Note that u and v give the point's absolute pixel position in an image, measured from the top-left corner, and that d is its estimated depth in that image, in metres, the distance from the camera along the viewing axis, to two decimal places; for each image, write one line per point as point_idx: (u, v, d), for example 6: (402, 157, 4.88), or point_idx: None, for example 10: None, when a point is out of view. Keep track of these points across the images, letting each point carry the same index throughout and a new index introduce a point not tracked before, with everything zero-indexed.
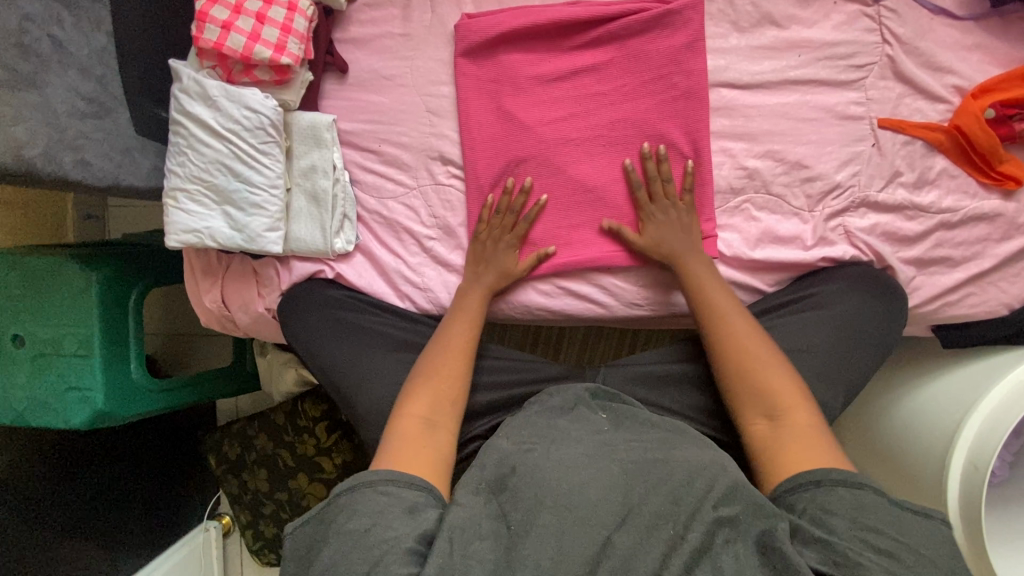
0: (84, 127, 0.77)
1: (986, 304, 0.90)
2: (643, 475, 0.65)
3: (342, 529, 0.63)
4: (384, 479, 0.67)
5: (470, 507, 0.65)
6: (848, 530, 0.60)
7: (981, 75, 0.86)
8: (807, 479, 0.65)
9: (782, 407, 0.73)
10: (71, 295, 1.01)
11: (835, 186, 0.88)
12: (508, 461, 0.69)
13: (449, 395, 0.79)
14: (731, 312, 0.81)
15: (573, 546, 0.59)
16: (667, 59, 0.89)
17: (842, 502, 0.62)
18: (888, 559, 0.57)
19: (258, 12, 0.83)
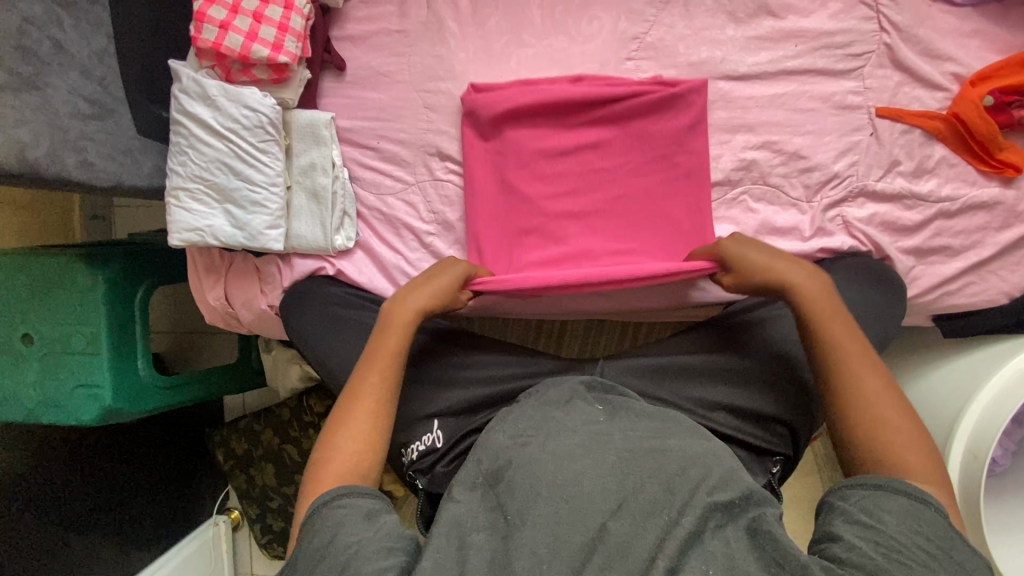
0: (86, 128, 0.78)
1: (986, 293, 0.90)
2: (640, 462, 0.63)
3: (307, 548, 0.61)
4: (336, 494, 0.66)
5: (465, 504, 0.64)
6: (899, 526, 0.57)
7: (980, 62, 0.85)
8: (869, 479, 0.62)
9: (915, 473, 0.62)
10: (79, 294, 1.02)
11: (832, 176, 0.88)
12: (504, 454, 0.67)
13: (355, 467, 0.70)
14: (857, 354, 0.70)
15: (571, 535, 0.58)
16: (670, 140, 0.89)
17: (898, 505, 0.59)
18: (928, 559, 0.55)
19: (255, 11, 0.84)
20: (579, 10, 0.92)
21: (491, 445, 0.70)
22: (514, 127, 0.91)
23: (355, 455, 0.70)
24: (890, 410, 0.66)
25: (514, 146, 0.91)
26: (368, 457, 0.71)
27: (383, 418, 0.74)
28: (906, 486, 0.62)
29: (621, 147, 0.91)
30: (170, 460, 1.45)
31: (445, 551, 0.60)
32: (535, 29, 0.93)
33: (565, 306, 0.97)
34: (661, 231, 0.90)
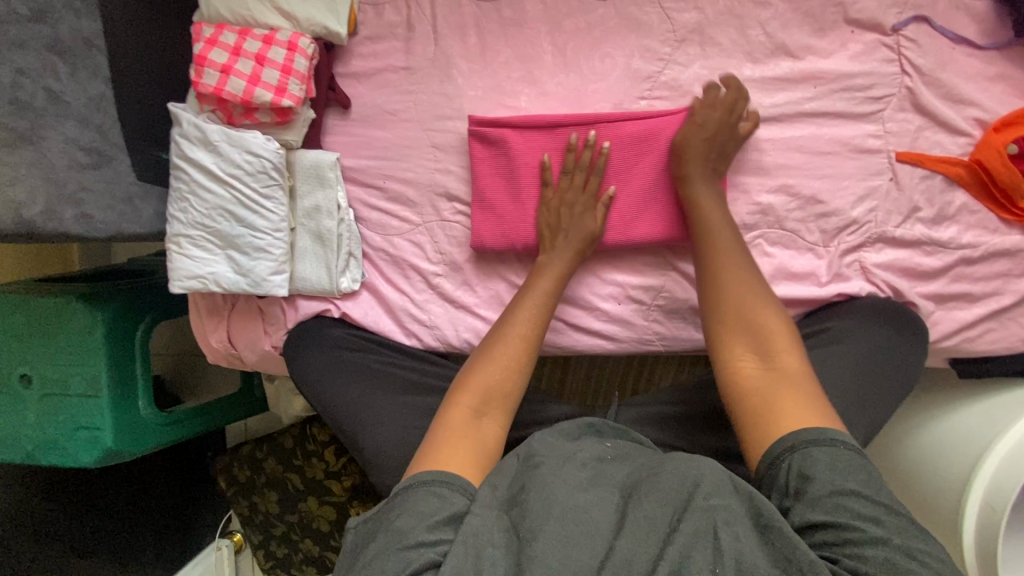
0: (84, 179, 0.76)
1: (1006, 339, 0.88)
2: (643, 483, 0.62)
3: (388, 525, 0.60)
4: (437, 480, 0.63)
5: (483, 517, 0.60)
6: (829, 498, 0.57)
7: (1004, 106, 0.83)
8: (781, 449, 0.61)
9: (769, 343, 0.70)
10: (78, 335, 1.00)
11: (851, 222, 0.86)
12: (517, 480, 0.65)
13: (502, 384, 0.75)
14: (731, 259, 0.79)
15: (580, 556, 0.56)
16: (671, 140, 0.86)
17: (821, 464, 0.58)
18: (877, 527, 0.55)
19: (258, 53, 0.81)
20: (591, 47, 0.89)
21: (503, 465, 0.68)
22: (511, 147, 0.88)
23: (506, 381, 0.75)
24: (751, 294, 0.75)
25: (510, 162, 0.89)
26: (513, 385, 0.76)
27: (530, 354, 0.79)
28: (762, 355, 0.70)
29: (640, 169, 0.87)
30: (174, 489, 1.42)
31: (463, 560, 0.56)
32: (545, 67, 0.90)
33: (577, 350, 0.94)
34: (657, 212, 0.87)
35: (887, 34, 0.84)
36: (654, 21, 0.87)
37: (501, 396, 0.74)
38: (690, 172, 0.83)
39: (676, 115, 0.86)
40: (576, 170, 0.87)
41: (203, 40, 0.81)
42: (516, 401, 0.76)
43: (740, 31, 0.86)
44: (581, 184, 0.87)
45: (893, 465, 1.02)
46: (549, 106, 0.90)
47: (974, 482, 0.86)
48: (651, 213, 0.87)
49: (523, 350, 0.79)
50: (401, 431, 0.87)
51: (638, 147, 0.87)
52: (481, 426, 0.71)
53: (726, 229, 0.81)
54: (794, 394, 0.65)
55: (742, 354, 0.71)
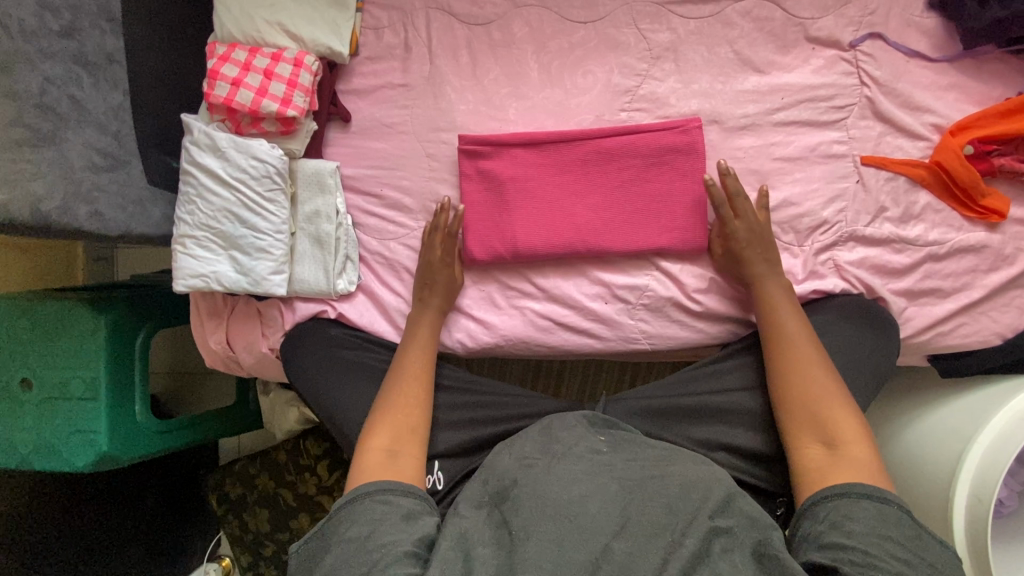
0: (98, 180, 0.81)
1: (979, 333, 0.91)
2: (643, 487, 0.65)
3: (343, 537, 0.66)
4: (381, 489, 0.70)
5: (471, 519, 0.67)
6: (865, 536, 0.62)
7: (958, 113, 0.89)
8: (835, 490, 0.68)
9: (836, 431, 0.74)
10: (81, 338, 1.03)
11: (822, 222, 0.91)
12: (510, 474, 0.70)
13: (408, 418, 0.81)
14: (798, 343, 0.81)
15: (574, 553, 0.59)
16: (655, 153, 0.91)
17: (864, 511, 0.65)
18: (903, 566, 0.60)
19: (266, 68, 0.88)
20: (574, 65, 0.96)
21: (497, 465, 0.73)
22: (499, 163, 0.94)
23: (413, 417, 0.81)
24: (818, 380, 0.78)
25: (499, 174, 0.94)
26: (416, 416, 0.82)
27: (428, 381, 0.86)
28: (827, 442, 0.74)
29: (624, 181, 0.92)
30: (165, 506, 1.39)
31: (453, 562, 0.61)
32: (532, 83, 0.97)
33: (567, 350, 0.96)
34: (645, 223, 0.92)
35: (845, 49, 0.91)
36: (631, 41, 0.95)
37: (411, 433, 0.80)
38: (756, 267, 0.87)
39: (658, 130, 0.91)
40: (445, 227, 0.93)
41: (217, 57, 0.88)
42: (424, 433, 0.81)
43: (710, 49, 0.93)
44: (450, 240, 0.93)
45: (882, 467, 1.02)
46: (535, 119, 0.96)
47: (960, 474, 0.86)
48: (637, 223, 0.92)
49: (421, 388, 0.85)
50: None
51: (619, 158, 0.92)
52: (397, 464, 0.76)
53: (794, 318, 0.83)
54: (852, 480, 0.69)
55: (807, 441, 0.76)
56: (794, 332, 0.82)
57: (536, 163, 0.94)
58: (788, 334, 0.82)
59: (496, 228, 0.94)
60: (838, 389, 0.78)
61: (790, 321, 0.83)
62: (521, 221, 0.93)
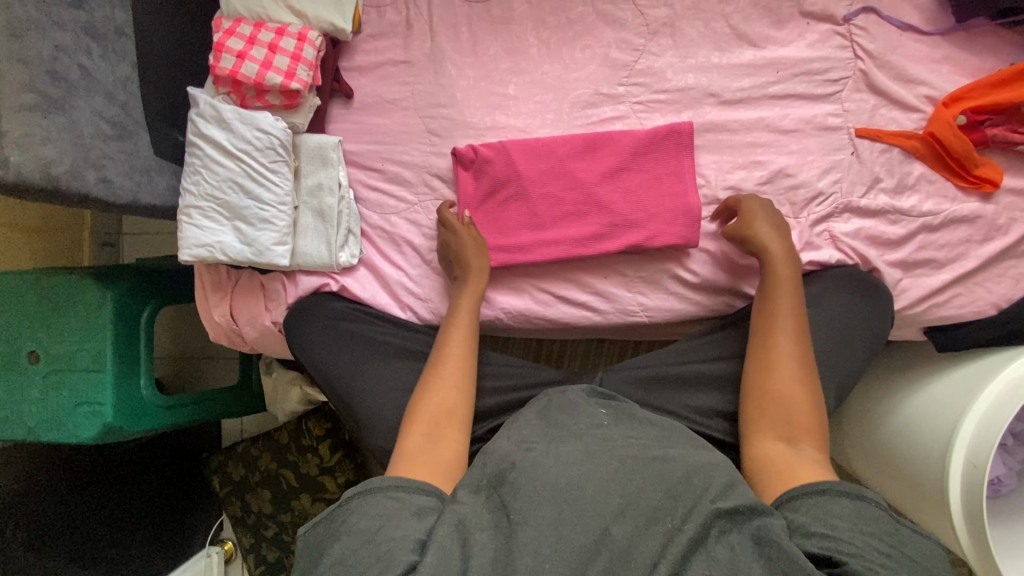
0: (107, 148, 0.83)
1: (974, 304, 0.92)
2: (642, 467, 0.65)
3: (353, 528, 0.63)
4: (394, 484, 0.67)
5: (470, 506, 0.65)
6: (849, 531, 0.59)
7: (951, 85, 0.91)
8: (812, 487, 0.63)
9: (800, 431, 0.72)
10: (88, 311, 1.04)
11: (817, 193, 0.92)
12: (508, 457, 0.69)
13: (446, 403, 0.79)
14: (783, 337, 0.79)
15: (574, 535, 0.59)
16: (647, 139, 0.93)
17: (845, 509, 0.61)
18: (887, 559, 0.57)
19: (271, 42, 0.90)
20: (572, 40, 0.98)
21: (495, 449, 0.72)
22: (494, 157, 0.95)
23: (452, 397, 0.80)
24: (796, 381, 0.76)
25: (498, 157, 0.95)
26: (460, 397, 0.81)
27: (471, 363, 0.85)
28: (790, 441, 0.72)
29: (621, 159, 0.93)
30: (166, 491, 1.40)
31: (449, 547, 0.60)
32: (531, 58, 0.99)
33: (566, 324, 0.97)
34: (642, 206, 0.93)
35: (839, 23, 0.93)
36: (628, 17, 0.96)
37: (453, 414, 0.78)
38: (767, 242, 0.84)
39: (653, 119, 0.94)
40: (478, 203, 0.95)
41: (222, 31, 0.90)
42: (467, 413, 0.80)
43: (706, 24, 0.95)
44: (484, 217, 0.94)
45: (879, 439, 1.03)
46: (533, 93, 0.98)
47: (957, 443, 0.87)
48: (633, 202, 0.93)
49: (465, 368, 0.84)
50: (394, 395, 0.91)
51: (612, 132, 0.94)
52: (438, 447, 0.74)
53: (790, 302, 0.81)
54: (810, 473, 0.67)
55: (768, 436, 0.74)
56: (783, 315, 0.80)
57: (535, 144, 0.95)
58: (778, 325, 0.80)
59: (495, 210, 0.96)
60: (809, 384, 0.76)
61: (782, 308, 0.81)
62: (514, 216, 0.95)
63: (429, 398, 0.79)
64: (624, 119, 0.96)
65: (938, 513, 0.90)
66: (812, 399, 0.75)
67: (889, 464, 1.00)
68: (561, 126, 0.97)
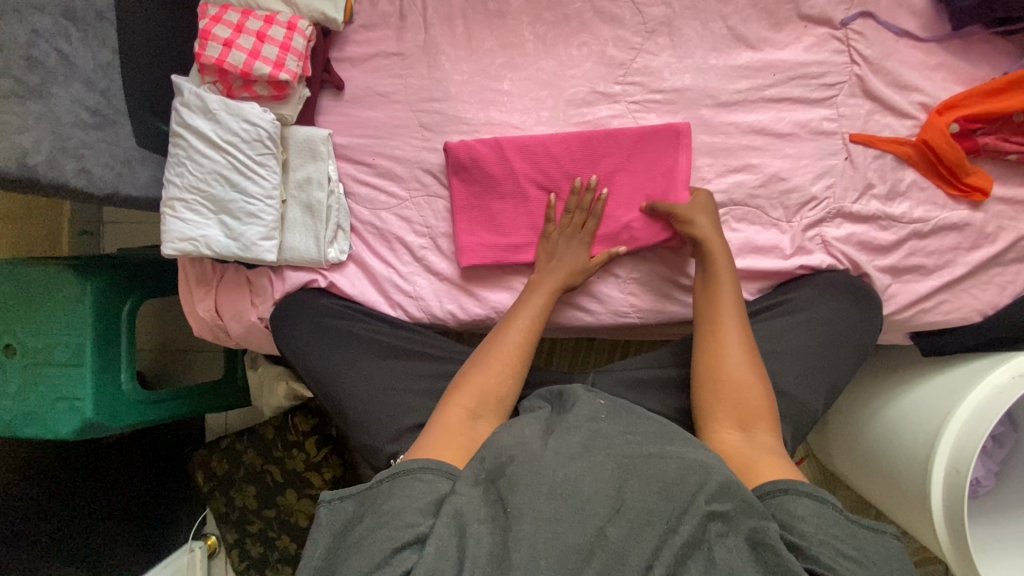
0: (86, 137, 0.80)
1: (960, 311, 0.93)
2: (641, 466, 0.61)
3: (377, 509, 0.62)
4: (422, 467, 0.65)
5: (467, 496, 0.61)
6: (816, 535, 0.58)
7: (945, 93, 0.91)
8: (775, 487, 0.62)
9: (754, 417, 0.71)
10: (66, 305, 1.01)
11: (810, 198, 0.92)
12: (507, 450, 0.65)
13: (495, 390, 0.77)
14: (732, 330, 0.79)
15: (566, 535, 0.57)
16: (643, 142, 0.92)
17: (809, 510, 0.59)
18: (854, 565, 0.56)
19: (259, 30, 0.88)
20: (569, 37, 0.96)
21: (495, 441, 0.67)
22: (488, 152, 0.93)
23: (497, 384, 0.77)
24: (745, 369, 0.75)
25: (493, 155, 0.93)
26: (509, 387, 0.78)
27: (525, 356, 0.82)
28: (745, 429, 0.70)
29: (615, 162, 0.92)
30: (148, 484, 1.38)
31: (447, 540, 0.58)
32: (527, 54, 0.97)
33: (558, 323, 0.97)
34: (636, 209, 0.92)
35: (836, 28, 0.92)
36: (626, 14, 0.95)
37: (497, 400, 0.76)
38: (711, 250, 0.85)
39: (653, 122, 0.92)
40: (578, 209, 0.91)
41: (209, 17, 0.87)
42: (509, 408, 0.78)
43: (703, 23, 0.94)
44: (580, 221, 0.91)
45: (865, 441, 1.04)
46: (528, 90, 0.96)
47: (940, 446, 0.88)
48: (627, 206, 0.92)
49: (518, 364, 0.80)
50: (383, 393, 0.90)
51: (607, 131, 0.92)
52: (477, 428, 0.73)
53: (729, 298, 0.81)
54: (769, 462, 0.66)
55: (725, 425, 0.72)
56: (729, 310, 0.80)
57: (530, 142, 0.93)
58: (721, 313, 0.80)
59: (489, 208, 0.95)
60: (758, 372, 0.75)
61: (730, 313, 0.80)
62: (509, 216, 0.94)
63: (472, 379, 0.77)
64: (619, 118, 0.95)
65: (920, 517, 0.92)
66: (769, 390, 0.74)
67: (876, 467, 1.01)
68: (556, 124, 0.96)
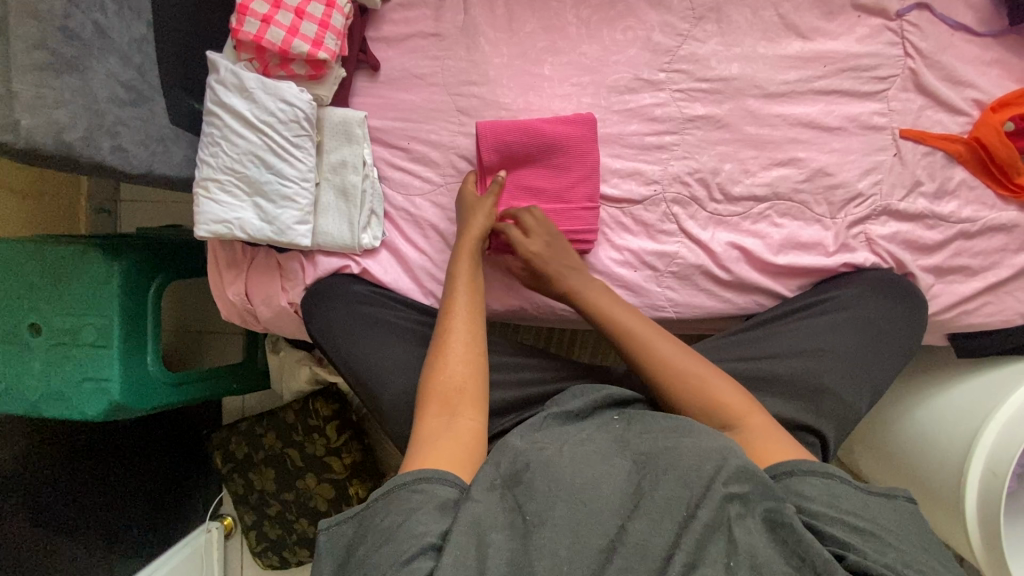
0: (122, 114, 0.78)
1: (1003, 313, 0.91)
2: (657, 458, 0.60)
3: (377, 527, 0.58)
4: (413, 479, 0.60)
5: (484, 504, 0.58)
6: (832, 516, 0.55)
7: (999, 90, 0.89)
8: (784, 469, 0.60)
9: (727, 412, 0.68)
10: (93, 285, 1.00)
11: (857, 194, 0.90)
12: (522, 456, 0.63)
13: (457, 380, 0.71)
14: (657, 344, 0.76)
15: (589, 537, 0.54)
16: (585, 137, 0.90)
17: (816, 488, 0.57)
18: (879, 548, 0.54)
19: (298, 6, 0.85)
20: (614, 21, 0.93)
21: (507, 446, 0.66)
22: (511, 134, 0.89)
23: (460, 373, 0.71)
24: (694, 371, 0.72)
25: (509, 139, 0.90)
26: (473, 369, 0.72)
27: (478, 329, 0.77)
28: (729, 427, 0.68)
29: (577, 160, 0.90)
30: (166, 466, 1.37)
31: (466, 549, 0.54)
32: (570, 38, 0.94)
33: None
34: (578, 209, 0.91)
35: (892, 18, 0.89)
36: None
37: (467, 394, 0.70)
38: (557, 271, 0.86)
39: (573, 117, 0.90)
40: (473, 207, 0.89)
41: None
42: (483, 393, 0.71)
43: (754, 11, 0.91)
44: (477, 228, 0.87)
45: (894, 442, 1.03)
46: (570, 76, 0.94)
47: (977, 449, 0.88)
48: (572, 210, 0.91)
49: (474, 343, 0.75)
50: (418, 383, 0.89)
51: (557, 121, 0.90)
52: (454, 428, 0.66)
53: (623, 314, 0.81)
54: (766, 446, 0.63)
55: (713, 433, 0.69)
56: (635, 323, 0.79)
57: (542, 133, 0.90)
58: (635, 332, 0.78)
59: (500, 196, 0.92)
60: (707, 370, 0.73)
61: (639, 327, 0.79)
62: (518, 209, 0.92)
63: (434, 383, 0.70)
64: (663, 107, 0.93)
65: (951, 519, 0.91)
66: (724, 380, 0.71)
67: (902, 467, 1.01)
68: (598, 112, 0.93)
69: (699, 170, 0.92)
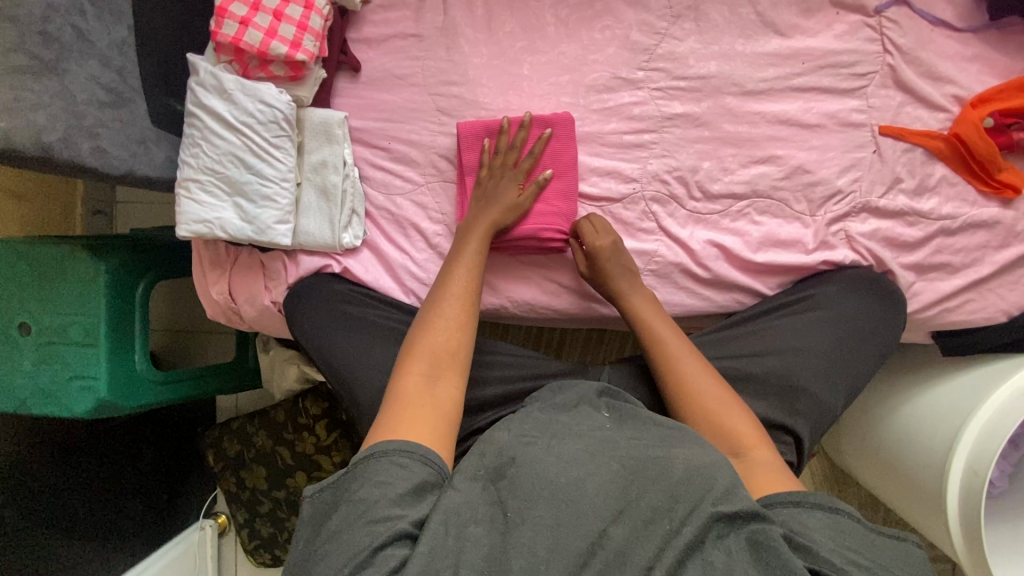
0: (101, 115, 0.79)
1: (985, 310, 0.91)
2: (646, 467, 0.59)
3: (353, 496, 0.58)
4: (400, 449, 0.60)
5: (464, 495, 0.58)
6: (832, 546, 0.56)
7: (979, 85, 0.89)
8: (789, 496, 0.61)
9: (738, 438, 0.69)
10: (80, 285, 1.01)
11: (836, 191, 0.90)
12: (508, 450, 0.62)
13: (448, 342, 0.72)
14: (686, 362, 0.77)
15: (570, 540, 0.54)
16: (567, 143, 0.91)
17: (821, 523, 0.58)
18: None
19: (276, 9, 0.86)
20: (592, 20, 0.94)
21: (494, 440, 0.64)
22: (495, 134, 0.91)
23: (453, 338, 0.73)
24: (714, 392, 0.74)
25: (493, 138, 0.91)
26: (461, 336, 0.74)
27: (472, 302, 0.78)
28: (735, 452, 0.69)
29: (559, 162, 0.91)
30: (160, 464, 1.39)
31: (442, 539, 0.55)
32: (548, 37, 0.95)
33: (573, 314, 0.96)
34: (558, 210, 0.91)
35: (870, 15, 0.89)
36: None
37: (453, 354, 0.72)
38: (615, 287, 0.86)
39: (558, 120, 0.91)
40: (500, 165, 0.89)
41: None
42: (468, 357, 0.73)
43: (731, 9, 0.91)
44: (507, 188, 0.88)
45: (882, 440, 1.02)
46: (549, 75, 0.94)
47: (957, 447, 0.87)
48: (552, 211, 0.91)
49: (467, 308, 0.77)
50: None
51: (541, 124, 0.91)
52: (436, 390, 0.68)
53: (663, 330, 0.81)
54: (769, 477, 0.64)
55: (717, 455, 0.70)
56: (670, 342, 0.80)
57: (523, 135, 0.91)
58: (667, 348, 0.80)
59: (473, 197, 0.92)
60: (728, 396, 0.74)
61: (673, 344, 0.80)
62: None
63: (423, 340, 0.72)
64: (642, 105, 0.93)
65: (935, 520, 0.91)
66: (743, 412, 0.72)
67: (889, 466, 1.00)
68: (576, 110, 0.94)
69: (677, 168, 0.92)
